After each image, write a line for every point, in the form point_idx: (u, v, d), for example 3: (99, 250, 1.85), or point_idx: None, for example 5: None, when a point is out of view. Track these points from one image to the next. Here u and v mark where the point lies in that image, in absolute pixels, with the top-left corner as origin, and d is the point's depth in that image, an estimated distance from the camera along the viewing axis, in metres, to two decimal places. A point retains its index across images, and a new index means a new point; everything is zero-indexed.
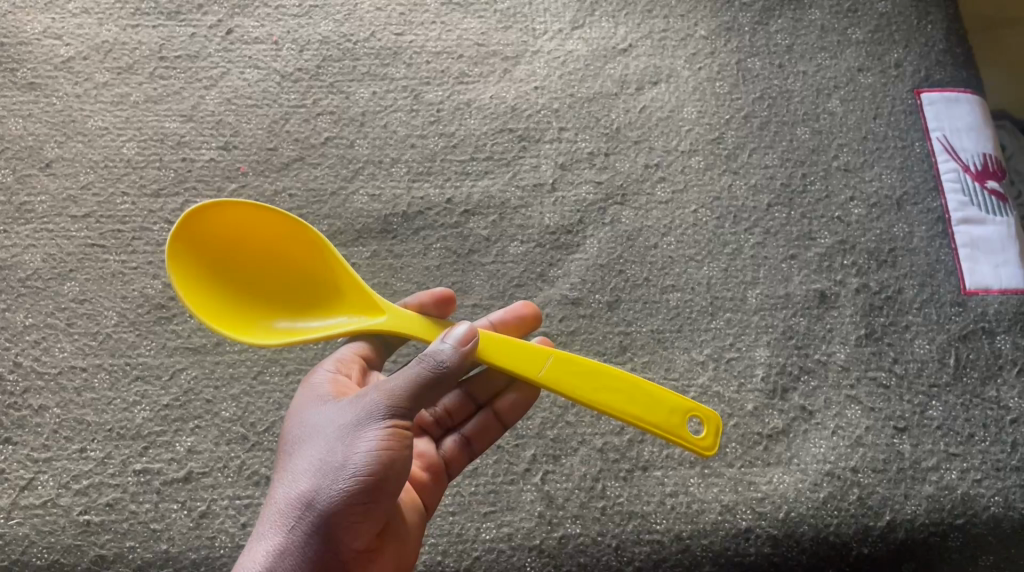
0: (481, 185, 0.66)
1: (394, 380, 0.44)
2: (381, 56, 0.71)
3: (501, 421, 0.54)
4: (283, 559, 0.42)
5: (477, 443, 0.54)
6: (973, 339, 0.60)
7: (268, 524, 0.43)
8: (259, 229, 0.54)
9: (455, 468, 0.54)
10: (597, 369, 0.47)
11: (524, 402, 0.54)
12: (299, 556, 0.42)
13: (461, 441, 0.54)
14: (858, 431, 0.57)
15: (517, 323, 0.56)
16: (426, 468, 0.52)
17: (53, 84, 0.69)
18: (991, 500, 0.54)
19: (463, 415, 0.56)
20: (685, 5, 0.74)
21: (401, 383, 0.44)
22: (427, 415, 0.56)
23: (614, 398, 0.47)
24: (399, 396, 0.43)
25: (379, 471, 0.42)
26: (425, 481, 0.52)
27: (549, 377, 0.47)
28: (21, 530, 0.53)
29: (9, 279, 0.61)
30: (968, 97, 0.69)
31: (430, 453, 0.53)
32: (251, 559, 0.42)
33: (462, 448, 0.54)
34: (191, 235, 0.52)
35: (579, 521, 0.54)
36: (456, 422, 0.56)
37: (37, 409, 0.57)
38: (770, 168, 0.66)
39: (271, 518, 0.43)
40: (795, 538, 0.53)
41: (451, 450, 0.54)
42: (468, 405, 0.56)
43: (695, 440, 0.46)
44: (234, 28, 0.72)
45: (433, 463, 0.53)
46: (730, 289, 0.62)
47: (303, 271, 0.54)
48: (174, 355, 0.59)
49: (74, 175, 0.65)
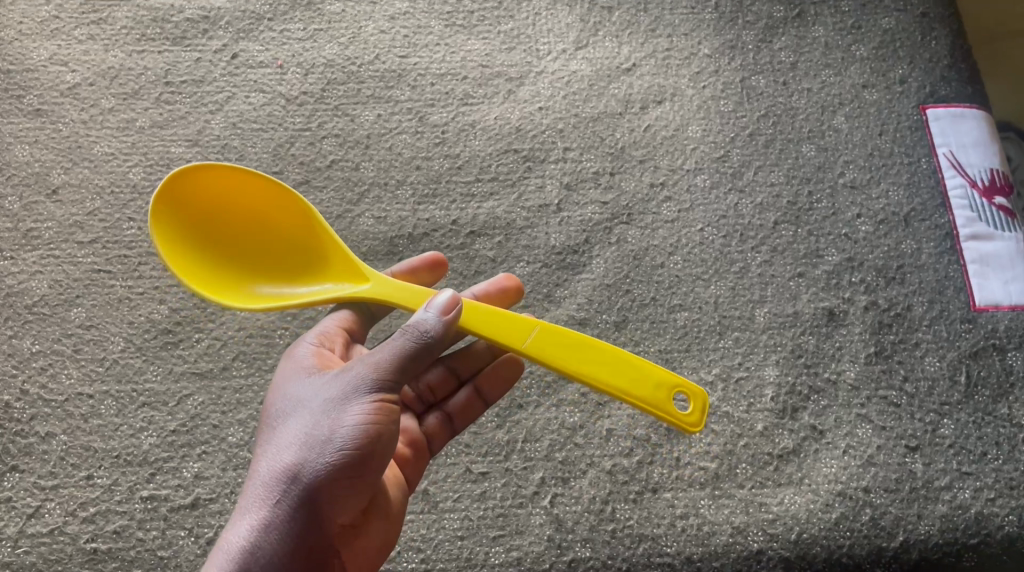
0: (487, 207, 0.66)
1: (380, 351, 0.44)
2: (386, 78, 0.71)
3: (482, 399, 0.54)
4: (268, 535, 0.41)
5: (459, 420, 0.54)
6: (984, 356, 0.60)
7: (251, 498, 0.42)
8: (253, 195, 0.54)
9: (437, 444, 0.54)
10: (583, 341, 0.47)
11: (507, 374, 0.55)
12: (283, 530, 0.41)
13: (443, 417, 0.54)
14: (869, 450, 0.56)
15: (499, 296, 0.57)
16: (408, 443, 0.52)
17: (59, 110, 0.69)
18: (1006, 520, 0.54)
19: (446, 391, 0.55)
20: (689, 23, 0.74)
21: (389, 354, 0.43)
22: (410, 390, 0.55)
23: (601, 371, 0.46)
24: (386, 368, 0.43)
25: (366, 445, 0.42)
26: (408, 456, 0.52)
27: (534, 349, 0.47)
28: (29, 559, 0.53)
29: (16, 306, 0.61)
30: (974, 113, 0.70)
31: (412, 426, 0.53)
32: (235, 534, 0.41)
33: (444, 424, 0.54)
34: (177, 196, 0.52)
35: (589, 545, 0.53)
36: (439, 398, 0.55)
37: (44, 436, 0.57)
38: (775, 186, 0.66)
39: (255, 493, 0.42)
40: (808, 560, 0.53)
41: (435, 426, 0.54)
42: (451, 381, 0.55)
43: (681, 416, 0.45)
44: (239, 52, 0.72)
45: (416, 439, 0.53)
46: (738, 308, 0.61)
47: (289, 238, 0.54)
48: (181, 380, 0.59)
49: (80, 201, 0.65)
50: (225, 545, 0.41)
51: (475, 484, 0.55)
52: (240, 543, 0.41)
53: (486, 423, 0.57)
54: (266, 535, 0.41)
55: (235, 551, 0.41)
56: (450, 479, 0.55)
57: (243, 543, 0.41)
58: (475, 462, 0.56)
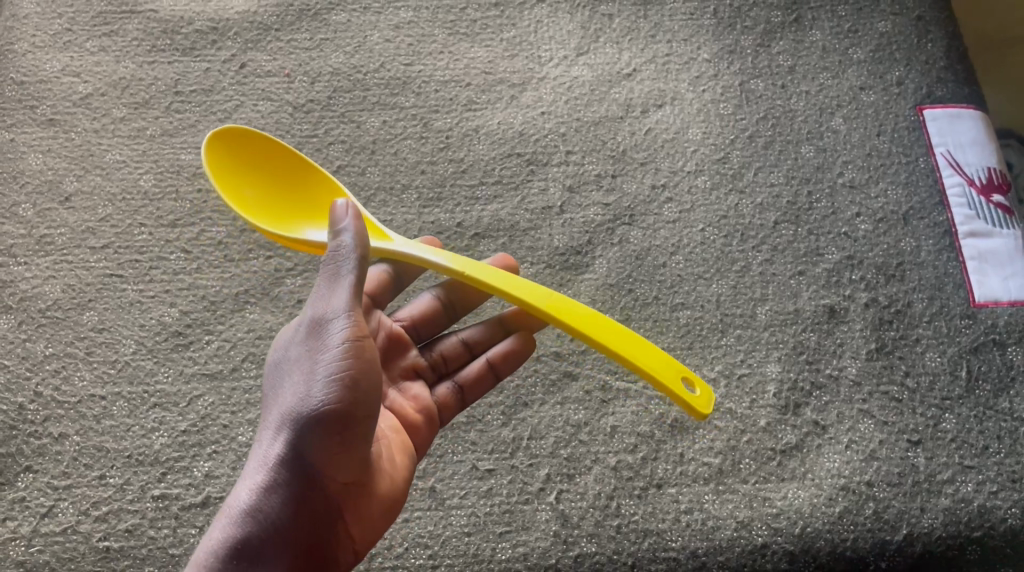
0: (491, 209, 0.67)
1: (331, 290, 0.43)
2: (391, 86, 0.73)
3: (494, 373, 0.55)
4: (268, 497, 0.42)
5: (471, 393, 0.55)
6: (984, 351, 0.60)
7: (251, 466, 0.43)
8: (296, 166, 0.58)
9: (447, 415, 0.55)
10: (598, 316, 0.49)
11: (519, 350, 0.55)
12: (282, 490, 0.42)
13: (455, 386, 0.55)
14: (871, 444, 0.57)
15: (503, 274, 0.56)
16: (418, 409, 0.53)
17: (72, 120, 0.71)
18: (1008, 512, 0.54)
19: (459, 363, 0.56)
20: (688, 29, 0.76)
21: (344, 292, 0.43)
22: (423, 359, 0.56)
23: (612, 339, 0.48)
24: (344, 309, 0.43)
25: (346, 394, 0.41)
26: (418, 424, 0.53)
27: (554, 310, 0.48)
28: (42, 557, 0.54)
29: (30, 310, 0.62)
30: (971, 113, 0.71)
31: (422, 393, 0.54)
32: (238, 501, 0.42)
33: (456, 395, 0.55)
34: (249, 145, 0.57)
35: (595, 540, 0.54)
36: (451, 369, 0.56)
37: (57, 437, 0.58)
38: (776, 187, 0.67)
39: (253, 460, 0.43)
40: (812, 553, 0.53)
41: (446, 396, 0.55)
42: (464, 353, 0.56)
43: (692, 398, 0.46)
44: (248, 62, 0.74)
45: (428, 406, 0.54)
46: (740, 306, 0.62)
47: (318, 206, 0.57)
48: (192, 382, 0.60)
49: (93, 208, 0.67)
50: (226, 514, 0.42)
51: (482, 481, 0.56)
52: (241, 507, 0.42)
53: (491, 421, 0.58)
54: (262, 498, 0.41)
55: (238, 515, 0.41)
56: (457, 476, 0.56)
57: (245, 507, 0.41)
58: (482, 459, 0.57)
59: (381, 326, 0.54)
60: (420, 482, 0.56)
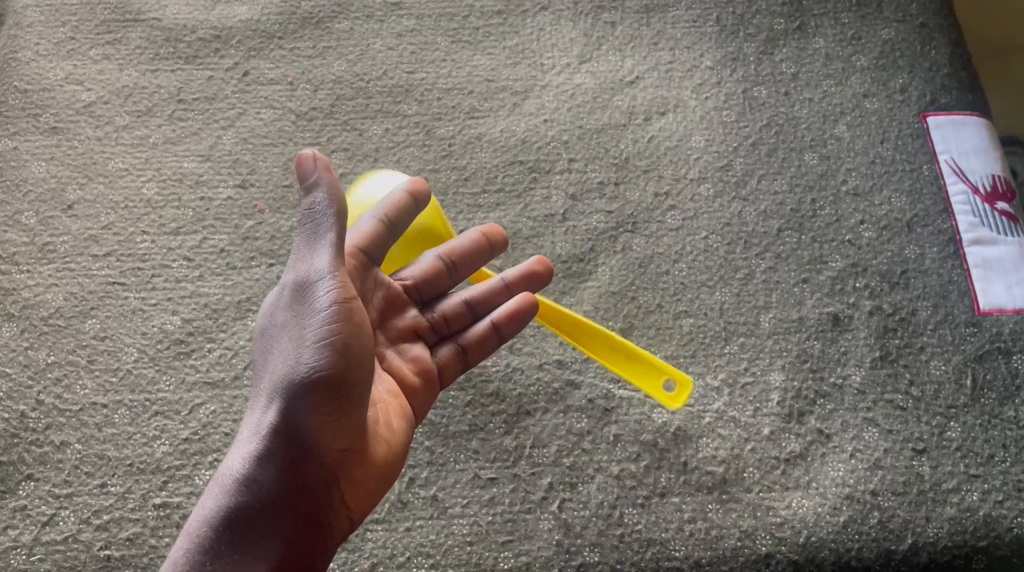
0: (493, 217, 0.67)
1: (313, 251, 0.43)
2: (393, 93, 0.73)
3: (497, 334, 0.55)
4: (260, 466, 0.41)
5: (474, 354, 0.55)
6: (989, 359, 0.60)
7: (244, 437, 0.43)
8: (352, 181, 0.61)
9: (449, 375, 0.54)
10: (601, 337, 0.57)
11: (525, 312, 0.55)
12: (275, 459, 0.41)
13: (457, 349, 0.55)
14: (876, 453, 0.56)
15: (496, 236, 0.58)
16: (418, 372, 0.52)
17: (75, 128, 0.71)
18: (1014, 522, 0.54)
19: (460, 323, 0.56)
20: (690, 36, 0.75)
21: (325, 252, 0.42)
22: (423, 319, 0.54)
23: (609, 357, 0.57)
24: (327, 269, 0.42)
25: (336, 358, 0.41)
26: (417, 386, 0.52)
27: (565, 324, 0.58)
28: (44, 566, 0.54)
29: (32, 318, 0.62)
30: (974, 121, 0.70)
31: (423, 354, 0.53)
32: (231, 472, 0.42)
33: (458, 357, 0.55)
34: None
35: (598, 549, 0.54)
36: (453, 329, 0.55)
37: (59, 445, 0.58)
38: (779, 195, 0.67)
39: (247, 430, 0.43)
40: (817, 563, 0.53)
41: (448, 358, 0.54)
42: (466, 314, 0.56)
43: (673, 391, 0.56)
44: (251, 70, 0.74)
45: (428, 368, 0.53)
46: (743, 314, 0.62)
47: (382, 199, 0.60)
48: (193, 390, 0.60)
49: (95, 216, 0.67)
50: (218, 485, 0.42)
51: (484, 490, 0.56)
52: (233, 477, 0.41)
53: (493, 428, 0.58)
54: (255, 469, 0.41)
55: (230, 486, 0.41)
56: (459, 485, 0.56)
57: (237, 477, 0.41)
58: (484, 468, 0.56)
59: (378, 285, 0.52)
60: (423, 489, 0.56)
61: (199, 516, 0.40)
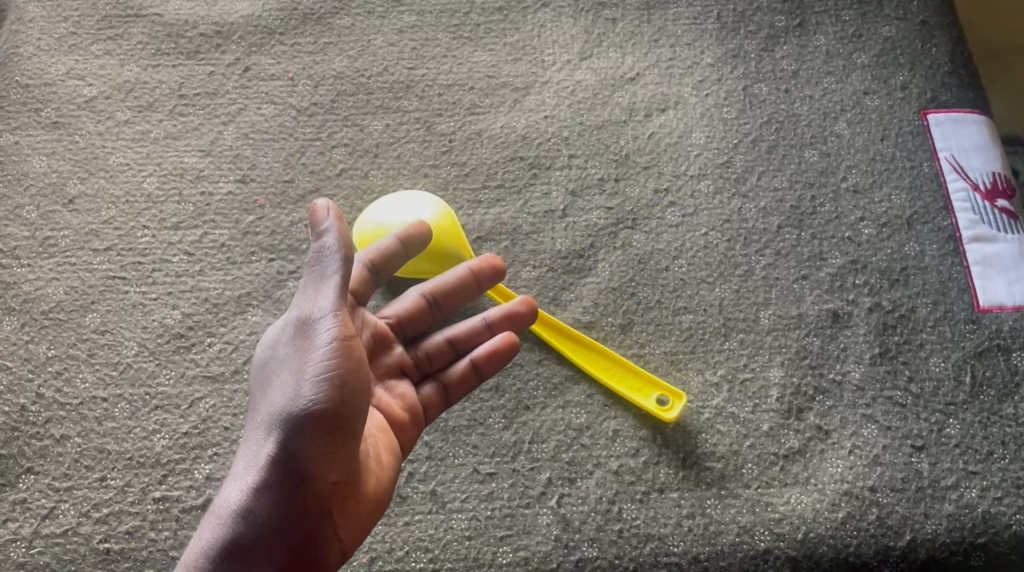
0: (493, 213, 0.67)
1: (318, 288, 0.42)
2: (394, 89, 0.73)
3: (479, 374, 0.55)
4: (258, 501, 0.40)
5: (455, 392, 0.54)
6: (988, 356, 0.60)
7: (241, 470, 0.41)
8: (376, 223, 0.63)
9: (432, 413, 0.53)
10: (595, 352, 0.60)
11: (504, 352, 0.55)
12: (273, 494, 0.40)
13: (439, 388, 0.54)
14: (875, 449, 0.56)
15: (488, 274, 0.57)
16: (404, 409, 0.51)
17: (76, 123, 0.71)
18: (1013, 518, 0.54)
19: (443, 362, 0.55)
20: (691, 33, 0.75)
21: (330, 291, 0.42)
22: (407, 357, 0.54)
23: (599, 370, 0.59)
24: (331, 307, 0.41)
25: (335, 394, 0.39)
26: (403, 422, 0.51)
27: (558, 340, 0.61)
28: (43, 559, 0.54)
29: (32, 312, 0.62)
30: (975, 118, 0.70)
31: (409, 392, 0.52)
32: (227, 504, 0.40)
33: (440, 395, 0.54)
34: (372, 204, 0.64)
35: (596, 544, 0.54)
36: (436, 368, 0.55)
37: (59, 439, 0.58)
38: (779, 191, 0.67)
39: (244, 462, 0.41)
40: (815, 559, 0.53)
41: (430, 397, 0.53)
42: (448, 352, 0.55)
43: (668, 406, 0.58)
44: (252, 65, 0.74)
45: (413, 406, 0.52)
46: (743, 310, 0.62)
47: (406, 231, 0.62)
48: (193, 384, 0.60)
49: (96, 210, 0.67)
50: (215, 516, 0.41)
51: (483, 484, 0.56)
52: (230, 510, 0.40)
53: (493, 424, 0.58)
54: (251, 502, 0.40)
55: (227, 519, 0.40)
56: (458, 480, 0.56)
57: (233, 511, 0.40)
58: (483, 463, 0.56)
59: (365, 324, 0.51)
60: (422, 484, 0.56)
61: (197, 546, 0.40)
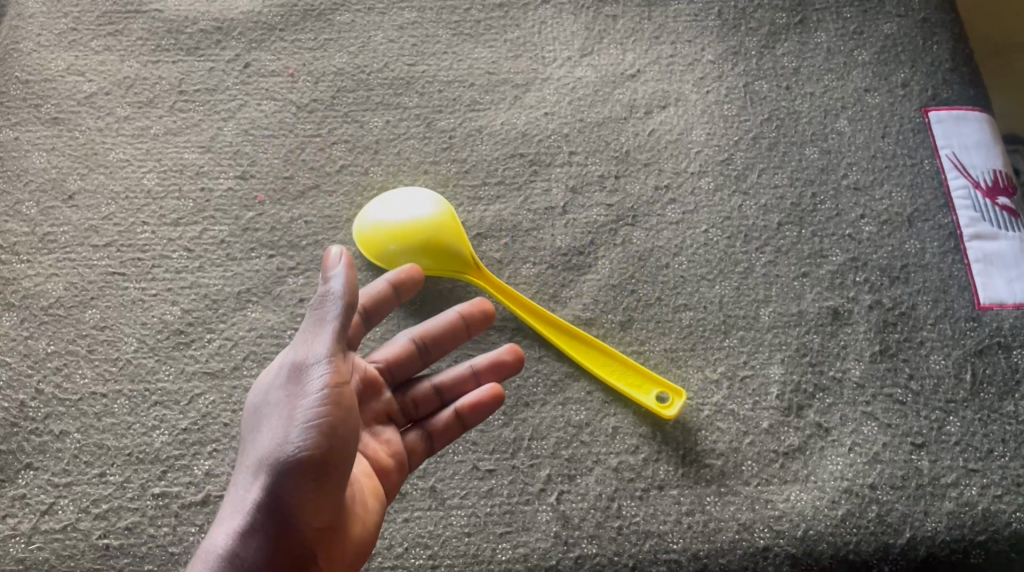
0: (493, 209, 0.67)
1: (315, 335, 0.43)
2: (394, 86, 0.73)
3: (462, 423, 0.54)
4: (246, 543, 0.40)
5: (438, 440, 0.54)
6: (989, 353, 0.60)
7: (231, 511, 0.42)
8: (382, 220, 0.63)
9: (416, 460, 0.53)
10: (594, 349, 0.60)
11: (487, 405, 0.54)
12: (259, 536, 0.41)
13: (423, 435, 0.54)
14: (875, 447, 0.56)
15: (477, 318, 0.57)
16: (389, 456, 0.51)
17: (76, 119, 0.71)
18: (1014, 516, 0.54)
19: (429, 409, 0.55)
20: (692, 30, 0.75)
21: (326, 339, 0.43)
22: (395, 403, 0.54)
23: (598, 366, 0.59)
24: (325, 355, 0.43)
25: (323, 440, 0.41)
26: (387, 469, 0.51)
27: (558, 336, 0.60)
28: (42, 554, 0.54)
29: (32, 308, 0.62)
30: (976, 115, 0.70)
31: (394, 438, 0.52)
32: (215, 545, 0.41)
33: (424, 443, 0.53)
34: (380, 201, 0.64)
35: (595, 541, 0.54)
36: (422, 414, 0.55)
37: (58, 434, 0.58)
38: (780, 188, 0.67)
39: (234, 504, 0.42)
40: (815, 557, 0.53)
41: (414, 443, 0.53)
42: (434, 399, 0.55)
43: (667, 403, 0.57)
44: (252, 61, 0.74)
45: (397, 452, 0.52)
46: (743, 308, 0.62)
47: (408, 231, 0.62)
48: (193, 380, 0.60)
49: (96, 206, 0.67)
50: (203, 557, 0.41)
51: (483, 481, 0.56)
52: (218, 551, 0.40)
53: (493, 421, 0.58)
54: (239, 543, 0.40)
55: (214, 560, 0.40)
56: (457, 476, 0.56)
57: (221, 552, 0.40)
58: (483, 459, 0.56)
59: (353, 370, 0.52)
60: (421, 481, 0.56)
61: None
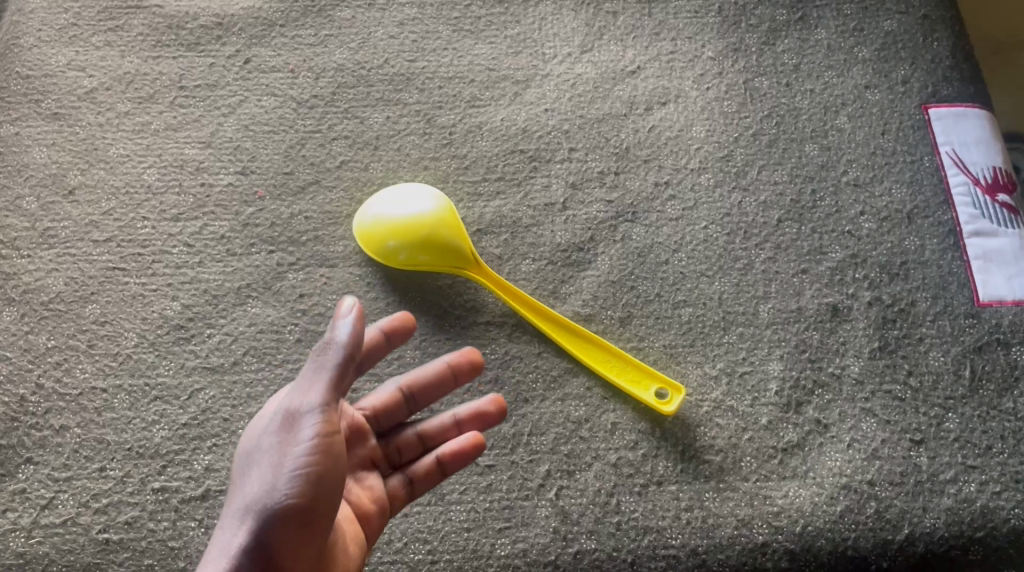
0: (493, 205, 0.67)
1: (310, 383, 0.43)
2: (395, 82, 0.73)
3: (444, 471, 0.53)
4: None
5: (420, 486, 0.53)
6: (988, 350, 0.60)
7: (210, 555, 0.41)
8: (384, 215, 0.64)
9: (397, 506, 0.52)
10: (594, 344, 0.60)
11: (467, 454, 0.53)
12: None
13: (405, 480, 0.53)
14: (873, 443, 0.56)
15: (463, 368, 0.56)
16: (371, 501, 0.51)
17: (76, 114, 0.71)
18: (1012, 513, 0.54)
19: (412, 454, 0.54)
20: (692, 27, 0.75)
21: (320, 386, 0.43)
22: (379, 448, 0.54)
23: (597, 361, 0.59)
24: (317, 403, 0.42)
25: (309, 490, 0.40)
26: (368, 515, 0.50)
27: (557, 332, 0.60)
28: (42, 549, 0.54)
29: (32, 303, 0.62)
30: (976, 112, 0.70)
31: (377, 485, 0.52)
32: None
33: (406, 488, 0.53)
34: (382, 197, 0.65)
35: (594, 537, 0.54)
36: (405, 460, 0.54)
37: (58, 429, 0.58)
38: (779, 185, 0.67)
39: (213, 549, 0.41)
40: (813, 552, 0.53)
41: (396, 488, 0.52)
42: (418, 446, 0.54)
43: (667, 399, 0.57)
44: (252, 57, 0.74)
45: (378, 497, 0.51)
46: (742, 304, 0.62)
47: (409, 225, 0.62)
48: (193, 375, 0.60)
49: (96, 201, 0.67)
50: None
51: (482, 477, 0.56)
52: None
53: None
54: None
55: None
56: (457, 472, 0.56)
57: None
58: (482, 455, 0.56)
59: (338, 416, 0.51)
60: None
61: None
